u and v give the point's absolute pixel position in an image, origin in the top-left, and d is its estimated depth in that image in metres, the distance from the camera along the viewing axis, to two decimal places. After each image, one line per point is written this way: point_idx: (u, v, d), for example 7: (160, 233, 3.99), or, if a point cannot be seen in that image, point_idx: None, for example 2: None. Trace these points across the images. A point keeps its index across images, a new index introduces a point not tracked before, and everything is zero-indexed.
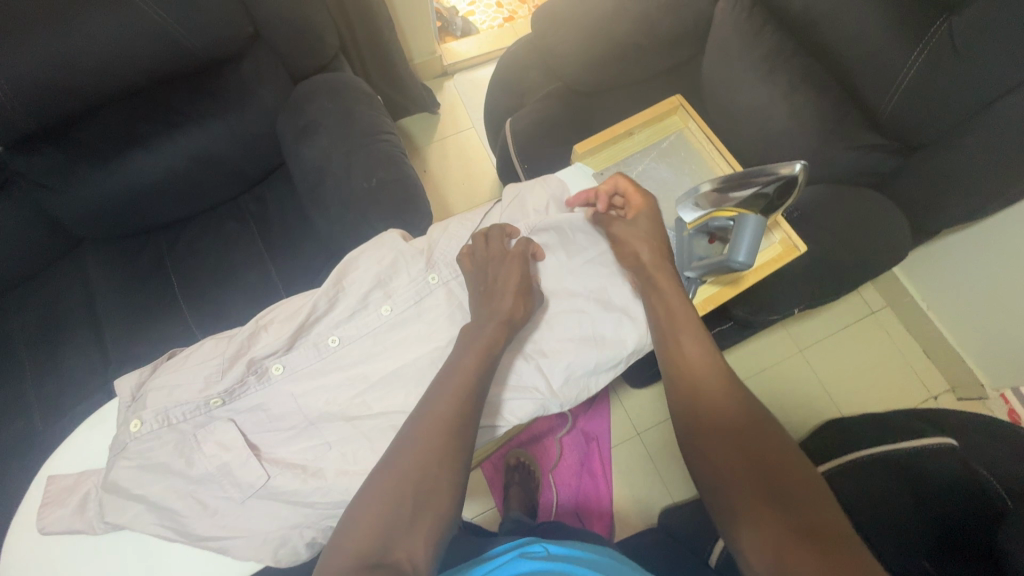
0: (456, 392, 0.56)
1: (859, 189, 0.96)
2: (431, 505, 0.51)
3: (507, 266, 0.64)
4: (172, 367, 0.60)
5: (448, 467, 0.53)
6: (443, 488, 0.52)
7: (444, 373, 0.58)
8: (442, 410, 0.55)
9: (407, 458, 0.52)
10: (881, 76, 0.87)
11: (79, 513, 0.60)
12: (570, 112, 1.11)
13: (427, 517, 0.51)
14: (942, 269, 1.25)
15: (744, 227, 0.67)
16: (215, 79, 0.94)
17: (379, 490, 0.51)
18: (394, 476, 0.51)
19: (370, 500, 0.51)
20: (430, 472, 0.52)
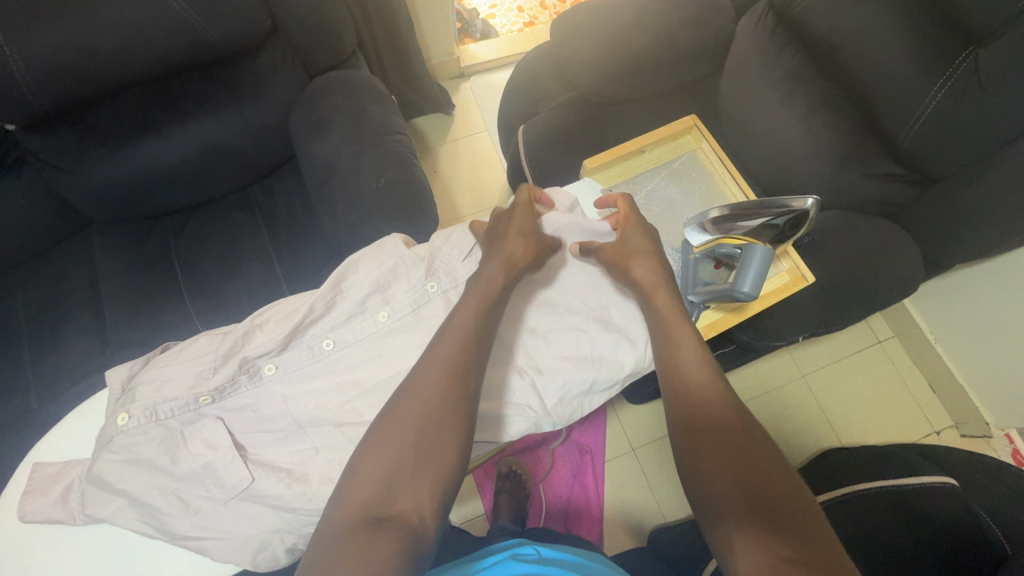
0: (455, 352, 0.55)
1: (873, 219, 0.94)
2: (437, 454, 0.51)
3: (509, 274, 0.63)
4: (165, 361, 0.60)
5: (451, 421, 0.52)
6: (445, 441, 0.51)
7: (440, 334, 0.57)
8: (440, 367, 0.54)
9: (406, 414, 0.52)
10: (902, 105, 0.85)
11: (60, 504, 0.59)
12: (583, 122, 1.10)
13: (433, 468, 0.50)
14: (953, 302, 1.23)
15: (753, 259, 0.66)
16: (231, 70, 0.94)
17: (379, 446, 0.51)
18: (396, 432, 0.51)
19: (372, 454, 0.50)
20: (433, 423, 0.52)
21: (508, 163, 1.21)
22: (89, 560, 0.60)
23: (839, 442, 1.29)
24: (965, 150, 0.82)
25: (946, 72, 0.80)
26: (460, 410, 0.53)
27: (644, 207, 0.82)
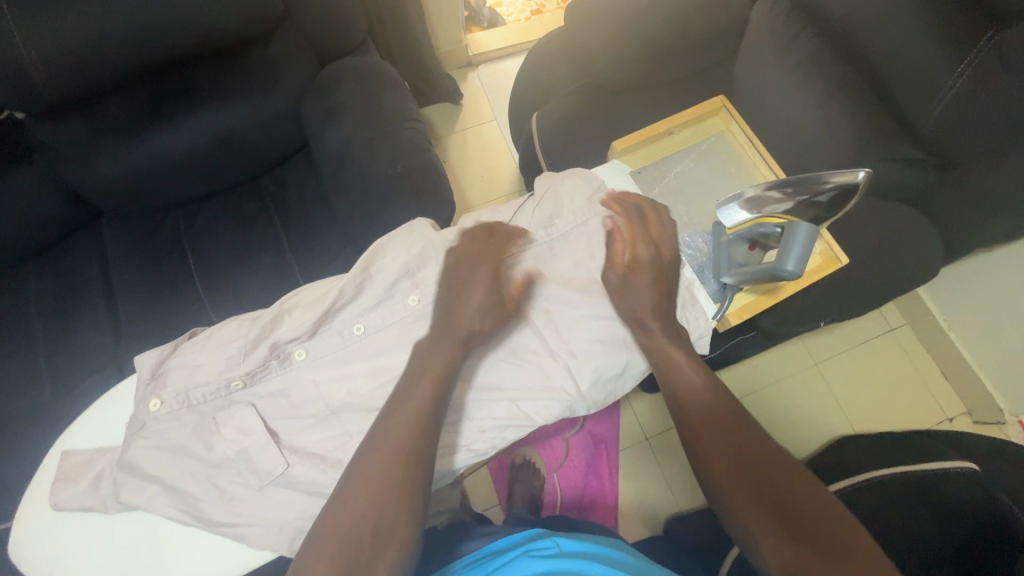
0: (407, 435, 0.54)
1: (892, 204, 0.94)
2: (393, 539, 0.51)
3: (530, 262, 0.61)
4: (192, 347, 0.59)
5: (402, 506, 0.52)
6: (399, 527, 0.51)
7: (387, 413, 0.56)
8: (392, 450, 0.53)
9: (359, 500, 0.51)
10: (923, 90, 0.84)
11: (91, 491, 0.59)
12: (597, 109, 1.09)
13: (389, 553, 0.50)
14: (967, 289, 1.22)
15: (796, 242, 0.65)
16: (241, 58, 0.92)
17: (332, 527, 0.50)
18: (344, 518, 0.51)
19: (320, 538, 0.50)
20: (384, 509, 0.51)
21: (520, 152, 1.20)
22: (115, 551, 0.59)
23: (851, 430, 1.29)
24: (988, 134, 0.81)
25: (968, 54, 0.77)
26: (413, 479, 0.53)
27: (673, 188, 0.80)
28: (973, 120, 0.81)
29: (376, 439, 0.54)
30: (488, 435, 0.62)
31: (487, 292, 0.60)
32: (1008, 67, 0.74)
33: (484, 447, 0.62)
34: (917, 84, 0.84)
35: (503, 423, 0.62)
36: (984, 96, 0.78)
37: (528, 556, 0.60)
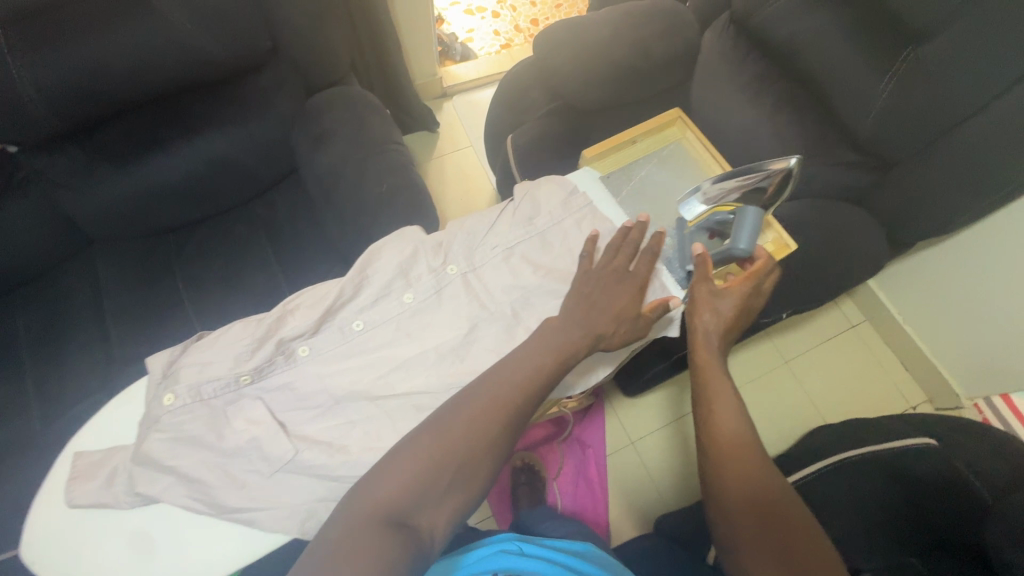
0: (514, 384, 0.59)
1: (840, 204, 1.03)
2: (466, 483, 0.56)
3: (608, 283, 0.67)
4: (204, 346, 0.63)
5: (488, 449, 0.57)
6: (477, 472, 0.57)
7: (508, 362, 0.61)
8: (496, 396, 0.59)
9: (457, 431, 0.57)
10: (858, 100, 0.94)
11: (108, 487, 0.60)
12: (568, 128, 1.17)
13: (456, 493, 0.56)
14: (916, 283, 1.32)
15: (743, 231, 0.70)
16: (234, 88, 0.97)
17: (426, 454, 0.55)
18: (435, 448, 0.56)
19: (407, 461, 0.55)
20: (473, 447, 0.57)
21: (498, 172, 1.27)
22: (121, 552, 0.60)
23: (824, 421, 1.36)
24: (916, 136, 0.91)
25: (892, 66, 0.88)
26: (509, 416, 0.58)
27: (639, 190, 0.87)
28: (902, 125, 0.91)
29: (491, 380, 0.60)
30: None
31: (626, 307, 0.65)
32: (926, 76, 0.85)
33: None
34: (852, 95, 0.95)
35: None
36: (909, 102, 0.88)
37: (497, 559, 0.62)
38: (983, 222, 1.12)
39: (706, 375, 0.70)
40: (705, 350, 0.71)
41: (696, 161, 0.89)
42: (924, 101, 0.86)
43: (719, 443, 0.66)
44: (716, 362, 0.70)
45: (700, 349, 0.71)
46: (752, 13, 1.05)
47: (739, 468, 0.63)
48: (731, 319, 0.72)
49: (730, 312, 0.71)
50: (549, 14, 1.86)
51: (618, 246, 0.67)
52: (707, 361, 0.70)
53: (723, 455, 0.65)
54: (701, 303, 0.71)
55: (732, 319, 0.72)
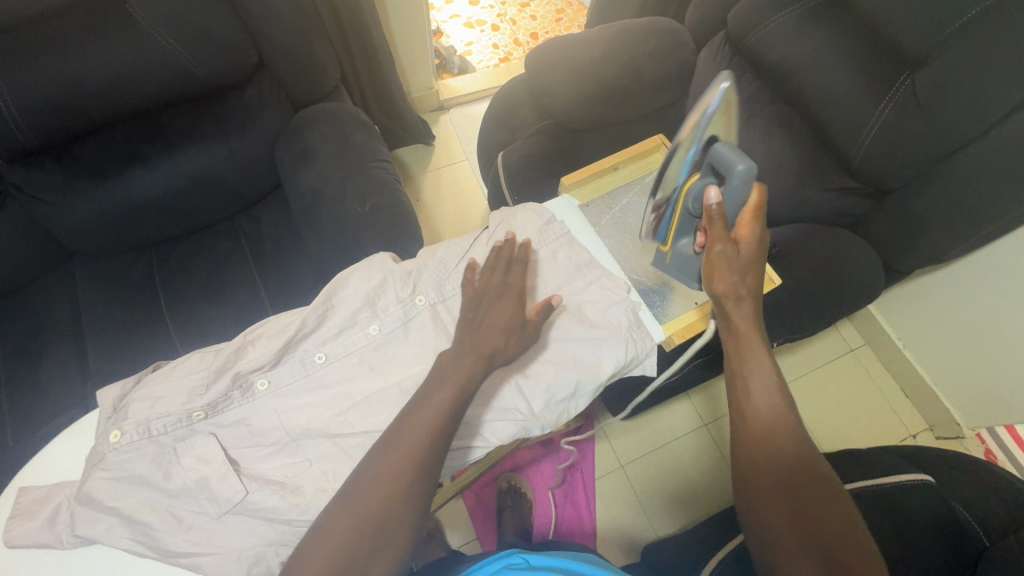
0: (420, 437, 0.56)
1: (831, 229, 1.01)
2: (391, 536, 0.53)
3: (499, 302, 0.65)
4: (157, 379, 0.62)
5: (406, 510, 0.54)
6: (399, 532, 0.54)
7: (406, 414, 0.58)
8: (409, 450, 0.55)
9: (369, 493, 0.54)
10: (850, 126, 0.92)
11: (47, 527, 0.59)
12: (559, 147, 1.16)
13: (382, 557, 0.53)
14: (916, 309, 1.29)
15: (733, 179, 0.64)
16: (218, 104, 0.97)
17: (341, 522, 0.53)
18: (350, 519, 0.53)
19: (331, 529, 0.52)
20: (386, 512, 0.53)
21: (488, 188, 1.25)
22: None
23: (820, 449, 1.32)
24: (911, 163, 0.88)
25: (888, 93, 0.86)
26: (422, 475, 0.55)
27: (620, 218, 0.84)
28: (895, 151, 0.88)
29: (396, 439, 0.56)
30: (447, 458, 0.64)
31: (508, 320, 0.63)
32: (920, 103, 0.83)
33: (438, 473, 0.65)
34: (844, 121, 0.93)
35: (458, 446, 0.64)
36: (903, 129, 0.86)
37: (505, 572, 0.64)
38: (985, 248, 1.09)
39: (740, 338, 0.64)
40: (740, 308, 0.65)
41: None
42: (919, 128, 0.84)
43: (748, 417, 0.61)
44: (752, 317, 0.64)
45: (735, 307, 0.64)
46: (745, 35, 1.03)
47: (769, 444, 0.59)
48: (755, 265, 0.66)
49: (750, 255, 0.65)
50: (548, 28, 1.86)
51: (493, 264, 0.67)
52: (744, 319, 0.64)
53: (752, 433, 0.61)
54: (720, 259, 0.65)
55: (754, 262, 0.66)
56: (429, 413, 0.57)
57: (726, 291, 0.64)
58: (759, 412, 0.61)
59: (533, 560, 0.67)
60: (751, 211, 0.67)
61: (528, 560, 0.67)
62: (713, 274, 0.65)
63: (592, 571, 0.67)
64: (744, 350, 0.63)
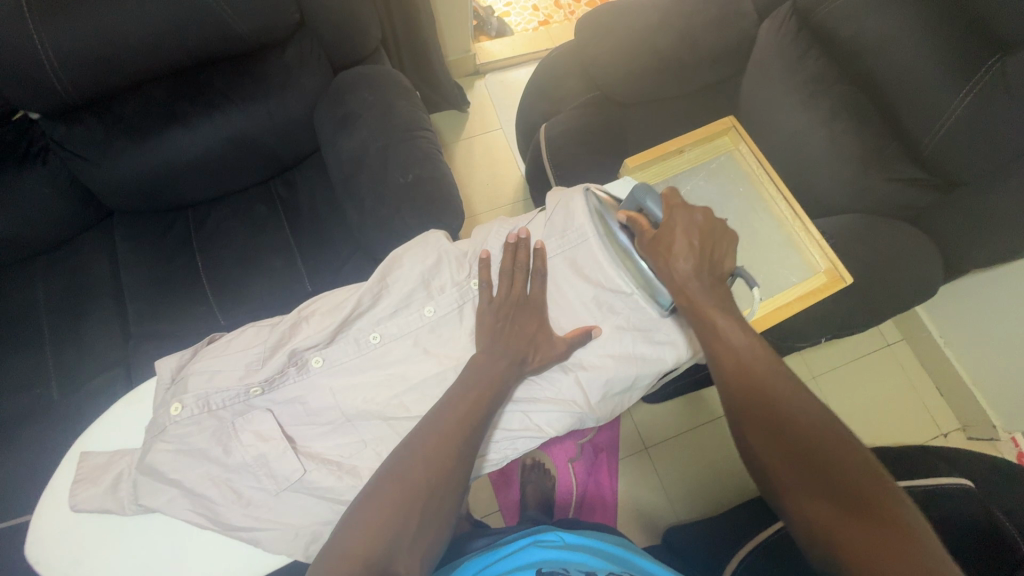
0: (457, 424, 0.57)
1: (892, 222, 0.94)
2: (435, 517, 0.53)
3: (522, 316, 0.65)
4: (212, 352, 0.62)
5: (450, 487, 0.55)
6: (444, 505, 0.54)
7: (447, 402, 0.59)
8: (447, 432, 0.57)
9: (414, 467, 0.54)
10: (925, 115, 0.85)
11: (111, 493, 0.61)
12: (606, 122, 1.10)
13: (428, 530, 0.53)
14: (966, 306, 1.23)
15: (635, 198, 0.65)
16: (260, 63, 0.93)
17: (384, 498, 0.52)
18: (395, 491, 0.53)
19: (369, 505, 0.52)
20: (432, 487, 0.54)
21: (528, 161, 1.21)
22: (138, 547, 0.61)
23: None
24: (990, 159, 0.82)
25: (975, 77, 0.80)
26: (462, 461, 0.56)
27: None
28: (974, 144, 0.82)
29: (431, 423, 0.58)
30: (500, 446, 0.64)
31: (533, 333, 0.64)
32: (1010, 92, 0.76)
33: (496, 457, 0.64)
34: (920, 109, 0.86)
35: (511, 433, 0.64)
36: (986, 121, 0.79)
37: (538, 546, 0.65)
38: None
39: (701, 319, 0.60)
40: (688, 282, 0.60)
41: (747, 175, 0.82)
42: (1005, 121, 0.78)
43: (734, 391, 0.56)
44: (707, 294, 0.60)
45: (688, 292, 0.60)
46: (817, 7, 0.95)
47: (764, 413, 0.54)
48: (698, 244, 0.62)
49: (688, 231, 0.62)
50: None
51: (509, 269, 0.64)
52: (701, 297, 0.60)
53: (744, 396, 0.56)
54: (662, 249, 0.62)
55: (698, 231, 0.62)
56: (467, 391, 0.59)
57: (674, 281, 0.61)
58: (755, 379, 0.56)
59: (568, 539, 0.68)
60: (665, 204, 0.64)
61: (563, 538, 0.68)
62: (660, 266, 0.62)
63: (624, 554, 0.68)
64: (714, 337, 0.59)
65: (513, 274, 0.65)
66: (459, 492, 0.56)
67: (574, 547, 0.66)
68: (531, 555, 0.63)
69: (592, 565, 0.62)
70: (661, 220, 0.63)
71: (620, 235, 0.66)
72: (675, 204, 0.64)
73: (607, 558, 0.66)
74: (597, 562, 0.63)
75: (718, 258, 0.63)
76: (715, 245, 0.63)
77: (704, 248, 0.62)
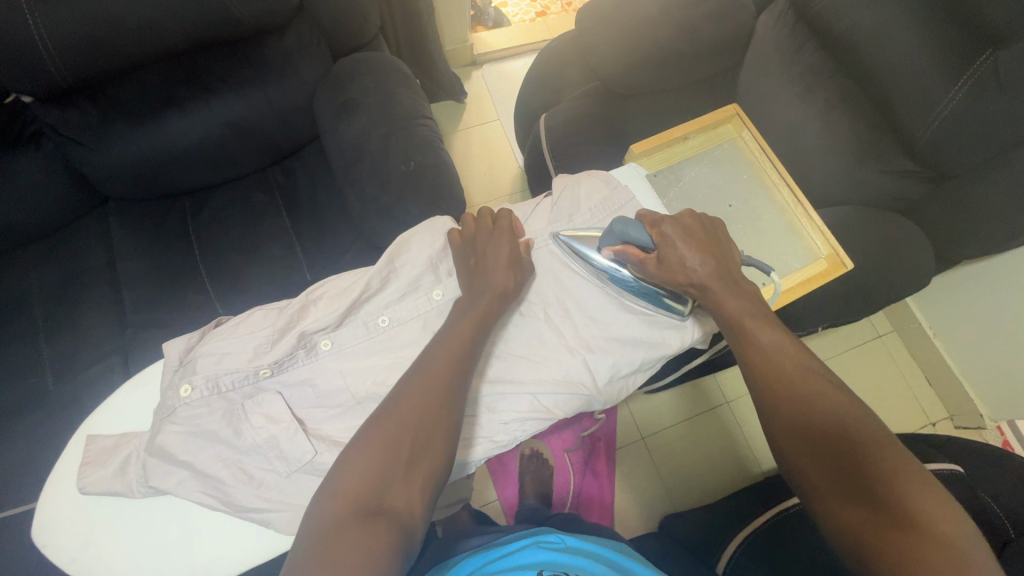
0: (447, 363, 0.56)
1: (886, 213, 0.96)
2: (430, 448, 0.52)
3: (494, 245, 0.63)
4: (220, 336, 0.63)
5: (443, 420, 0.53)
6: (438, 439, 0.53)
7: (436, 343, 0.59)
8: (437, 369, 0.56)
9: (403, 407, 0.53)
10: (920, 106, 0.86)
11: (119, 476, 0.60)
12: (605, 112, 1.10)
13: (422, 463, 0.51)
14: (953, 298, 1.26)
15: (616, 235, 0.63)
16: (257, 49, 0.92)
17: (375, 440, 0.51)
18: (388, 432, 0.52)
19: (359, 448, 0.51)
20: (421, 425, 0.52)
21: (527, 152, 1.21)
22: (144, 530, 0.61)
23: None
24: (983, 150, 0.83)
25: (965, 73, 0.79)
26: (451, 393, 0.55)
27: (687, 192, 0.81)
28: (967, 136, 0.83)
29: (420, 362, 0.57)
30: (510, 427, 0.63)
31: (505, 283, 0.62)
32: (1004, 84, 0.77)
33: (506, 439, 0.64)
34: (915, 100, 0.86)
35: (525, 416, 0.63)
36: (979, 113, 0.80)
37: (539, 547, 0.65)
38: None
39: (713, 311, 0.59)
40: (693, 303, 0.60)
41: (751, 163, 0.83)
42: (998, 113, 0.79)
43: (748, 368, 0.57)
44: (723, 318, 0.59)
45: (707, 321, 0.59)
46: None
47: (802, 425, 0.52)
48: (704, 248, 0.62)
49: (687, 240, 0.62)
50: None
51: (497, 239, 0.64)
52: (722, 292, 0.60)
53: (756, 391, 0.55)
54: (672, 250, 0.62)
55: (695, 232, 0.63)
56: (452, 333, 0.59)
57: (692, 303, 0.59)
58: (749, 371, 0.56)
59: (569, 541, 0.68)
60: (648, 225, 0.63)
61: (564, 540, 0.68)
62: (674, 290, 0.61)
63: (624, 559, 0.68)
64: None
65: (498, 239, 0.64)
66: (454, 424, 0.54)
67: (574, 550, 0.66)
68: (531, 555, 0.64)
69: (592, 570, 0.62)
70: (653, 243, 0.63)
71: (614, 274, 0.66)
72: (658, 220, 0.64)
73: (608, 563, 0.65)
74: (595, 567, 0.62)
75: (728, 258, 0.63)
76: (718, 245, 0.63)
77: (710, 248, 0.62)
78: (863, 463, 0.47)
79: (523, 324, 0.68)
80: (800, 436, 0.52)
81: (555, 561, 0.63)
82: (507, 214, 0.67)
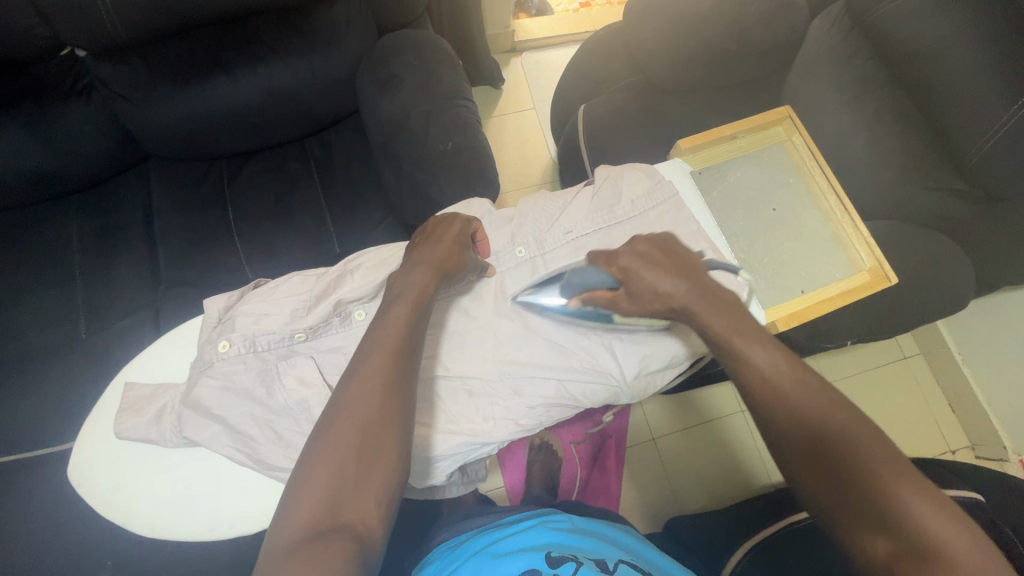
0: (387, 363, 0.53)
1: (928, 232, 0.93)
2: (382, 462, 0.49)
3: (429, 246, 0.63)
4: (259, 297, 0.64)
5: (389, 431, 0.50)
6: (387, 447, 0.50)
7: (369, 343, 0.55)
8: (376, 372, 0.52)
9: (345, 420, 0.50)
10: (973, 125, 0.83)
11: (154, 423, 0.62)
12: (646, 108, 1.09)
13: (376, 477, 0.48)
14: (987, 325, 1.23)
15: (576, 284, 0.63)
16: (308, 19, 0.92)
17: (320, 457, 0.48)
18: (332, 446, 0.48)
19: (306, 463, 0.48)
20: (365, 438, 0.49)
21: (562, 143, 1.20)
22: (173, 478, 0.63)
23: None
24: None
25: None
26: (394, 400, 0.51)
27: (731, 192, 0.80)
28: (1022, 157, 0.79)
29: (354, 368, 0.53)
30: (535, 412, 0.64)
31: (444, 258, 0.62)
32: None
33: (531, 423, 0.64)
34: (968, 119, 0.83)
35: (550, 402, 0.64)
36: None
37: (547, 527, 0.67)
38: None
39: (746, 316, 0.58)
40: (729, 301, 0.59)
41: (798, 167, 0.82)
42: None
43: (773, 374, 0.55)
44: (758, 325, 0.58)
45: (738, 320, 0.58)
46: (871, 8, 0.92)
47: (801, 439, 0.51)
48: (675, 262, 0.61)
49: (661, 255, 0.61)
50: None
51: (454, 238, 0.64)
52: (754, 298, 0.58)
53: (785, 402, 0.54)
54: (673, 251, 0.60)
55: (665, 251, 0.62)
56: (387, 330, 0.55)
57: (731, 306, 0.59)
58: (778, 374, 0.55)
59: (575, 522, 0.70)
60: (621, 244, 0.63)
61: (570, 521, 0.70)
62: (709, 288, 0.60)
63: (625, 538, 0.70)
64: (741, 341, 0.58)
65: (440, 240, 0.64)
66: (403, 429, 0.51)
67: (580, 532, 0.67)
68: (539, 535, 0.65)
69: (600, 551, 0.63)
70: (617, 281, 0.62)
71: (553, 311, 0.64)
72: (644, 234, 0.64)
73: (614, 543, 0.67)
74: (604, 548, 0.64)
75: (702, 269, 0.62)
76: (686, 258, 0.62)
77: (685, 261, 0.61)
78: (872, 486, 0.47)
79: (556, 314, 0.67)
80: (800, 451, 0.51)
81: (565, 540, 0.64)
82: (462, 218, 0.67)
